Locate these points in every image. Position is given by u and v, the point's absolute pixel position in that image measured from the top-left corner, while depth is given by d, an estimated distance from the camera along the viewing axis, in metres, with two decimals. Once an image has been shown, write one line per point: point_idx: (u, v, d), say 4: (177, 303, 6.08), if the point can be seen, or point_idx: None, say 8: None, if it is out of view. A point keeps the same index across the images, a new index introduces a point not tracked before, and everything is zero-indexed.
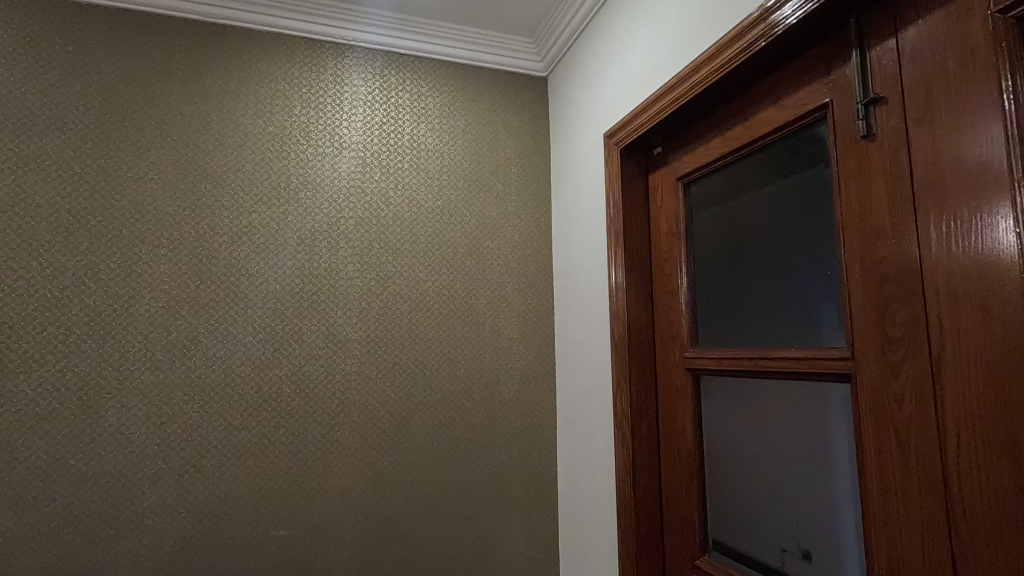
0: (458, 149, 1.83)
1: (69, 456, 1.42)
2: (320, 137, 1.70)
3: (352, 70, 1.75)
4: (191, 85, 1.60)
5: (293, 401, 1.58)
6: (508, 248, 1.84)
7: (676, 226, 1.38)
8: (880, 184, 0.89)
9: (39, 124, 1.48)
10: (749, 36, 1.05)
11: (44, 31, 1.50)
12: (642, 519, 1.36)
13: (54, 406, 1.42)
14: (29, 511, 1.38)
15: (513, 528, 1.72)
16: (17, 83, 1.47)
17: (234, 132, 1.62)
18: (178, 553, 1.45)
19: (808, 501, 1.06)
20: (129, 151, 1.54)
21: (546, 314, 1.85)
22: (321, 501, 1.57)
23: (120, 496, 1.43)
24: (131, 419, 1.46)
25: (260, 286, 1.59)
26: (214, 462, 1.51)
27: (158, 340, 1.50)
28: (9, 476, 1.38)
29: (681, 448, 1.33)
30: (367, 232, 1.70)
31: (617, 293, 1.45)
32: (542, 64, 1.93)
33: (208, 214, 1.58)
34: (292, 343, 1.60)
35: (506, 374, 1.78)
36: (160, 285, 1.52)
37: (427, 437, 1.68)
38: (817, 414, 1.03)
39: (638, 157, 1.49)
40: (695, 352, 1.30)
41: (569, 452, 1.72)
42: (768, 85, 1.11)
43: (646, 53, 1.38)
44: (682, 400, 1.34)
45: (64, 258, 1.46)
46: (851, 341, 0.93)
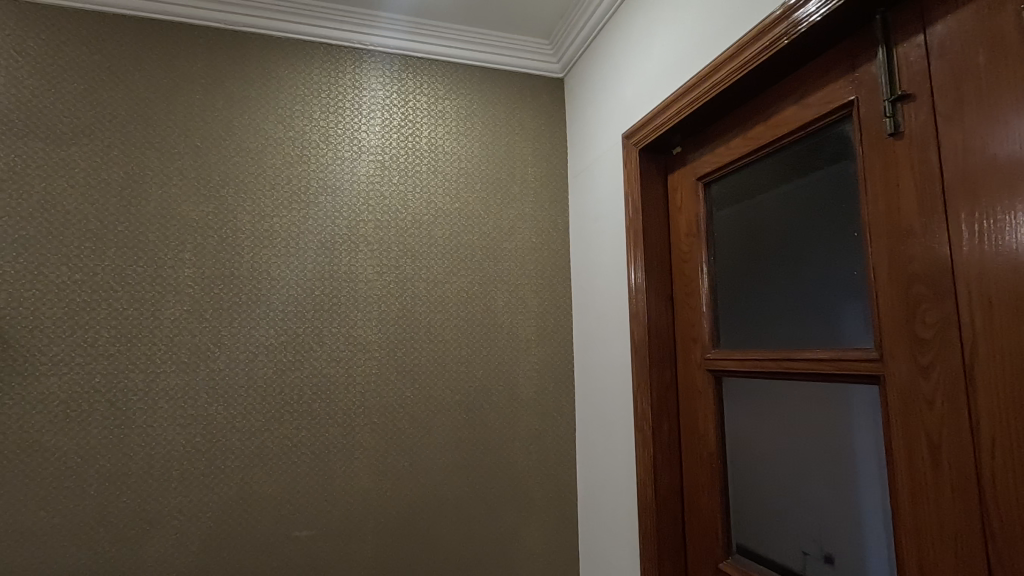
0: (476, 151, 1.83)
1: (98, 457, 1.45)
2: (339, 141, 1.71)
3: (370, 75, 1.77)
4: (214, 91, 1.63)
5: (315, 403, 1.60)
6: (526, 250, 1.84)
7: (697, 226, 1.37)
8: (908, 182, 0.87)
9: (67, 132, 1.51)
10: (771, 34, 1.03)
11: (72, 41, 1.54)
12: (664, 522, 1.35)
13: (84, 407, 1.45)
14: (61, 509, 1.41)
15: (531, 529, 1.72)
16: (46, 92, 1.51)
17: (256, 137, 1.65)
18: (203, 552, 1.48)
19: (834, 503, 1.04)
20: (154, 157, 1.57)
21: (564, 315, 1.84)
22: (342, 502, 1.58)
23: (146, 496, 1.46)
24: (157, 420, 1.49)
25: (282, 288, 1.61)
26: (237, 462, 1.53)
27: (183, 343, 1.53)
28: (41, 475, 1.41)
29: (703, 450, 1.32)
30: (386, 235, 1.71)
31: (637, 294, 1.45)
32: (558, 65, 1.93)
33: (231, 219, 1.60)
34: (313, 345, 1.62)
35: (524, 376, 1.78)
36: (185, 288, 1.55)
37: (446, 438, 1.68)
38: (844, 415, 1.01)
39: (657, 157, 1.49)
40: (717, 353, 1.29)
41: (588, 454, 1.72)
42: (791, 83, 1.10)
43: (665, 52, 1.38)
44: (704, 402, 1.32)
45: (92, 262, 1.50)
46: (879, 342, 0.92)
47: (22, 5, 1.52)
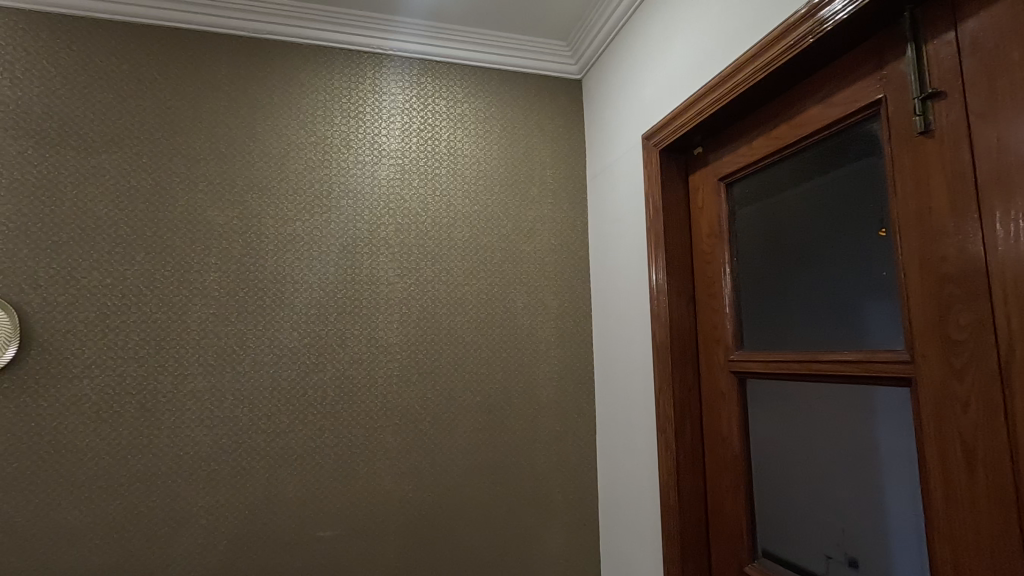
0: (494, 153, 1.84)
1: (128, 458, 1.48)
2: (360, 145, 1.73)
3: (390, 79, 1.78)
4: (238, 98, 1.66)
5: (338, 404, 1.62)
6: (545, 252, 1.84)
7: (719, 226, 1.36)
8: (939, 181, 0.86)
9: (97, 140, 1.55)
10: (795, 33, 1.02)
11: (101, 51, 1.58)
12: (687, 525, 1.34)
13: (115, 408, 1.49)
14: (94, 509, 1.45)
15: (553, 531, 1.72)
16: (77, 102, 1.55)
17: (279, 143, 1.67)
18: (231, 552, 1.50)
19: (863, 506, 1.03)
20: (180, 163, 1.60)
21: (584, 316, 1.84)
22: (366, 503, 1.60)
23: (175, 496, 1.49)
24: (185, 421, 1.52)
25: (305, 292, 1.63)
26: (263, 463, 1.55)
27: (210, 346, 1.56)
28: (75, 475, 1.45)
29: (726, 452, 1.31)
30: (407, 238, 1.73)
31: (658, 295, 1.44)
32: (576, 67, 1.93)
33: (255, 223, 1.63)
34: (335, 347, 1.64)
35: (544, 377, 1.78)
36: (210, 292, 1.58)
37: (467, 440, 1.69)
38: (873, 417, 1.00)
39: (677, 157, 1.48)
40: (741, 355, 1.28)
41: (609, 456, 1.71)
42: (815, 82, 1.08)
43: (685, 53, 1.37)
44: (727, 404, 1.31)
45: (122, 267, 1.53)
46: (909, 344, 0.90)
47: (54, 17, 1.56)
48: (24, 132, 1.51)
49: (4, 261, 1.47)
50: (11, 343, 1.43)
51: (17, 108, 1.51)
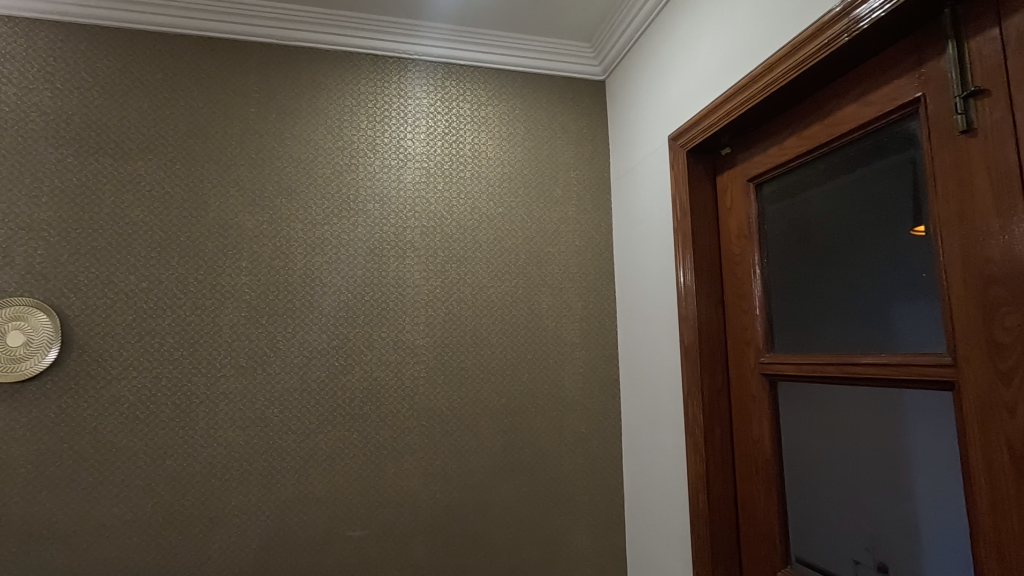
0: (518, 155, 1.85)
1: (165, 457, 1.52)
2: (386, 149, 1.75)
3: (415, 83, 1.80)
4: (267, 105, 1.69)
5: (366, 406, 1.63)
6: (570, 253, 1.84)
7: (749, 227, 1.35)
8: (983, 181, 0.84)
9: (134, 147, 1.59)
10: (829, 33, 1.01)
11: (136, 61, 1.62)
12: (718, 529, 1.33)
13: (151, 409, 1.52)
14: (132, 507, 1.49)
15: (579, 533, 1.72)
16: (114, 111, 1.59)
17: (307, 148, 1.70)
18: (263, 550, 1.53)
19: (900, 511, 1.01)
20: (213, 169, 1.63)
21: (609, 318, 1.84)
22: (394, 503, 1.61)
23: (209, 495, 1.52)
24: (218, 422, 1.55)
25: (332, 294, 1.66)
26: (294, 463, 1.58)
27: (241, 348, 1.59)
28: (114, 473, 1.49)
29: (758, 456, 1.29)
30: (433, 241, 1.74)
31: (686, 297, 1.43)
32: (599, 68, 1.93)
33: (284, 227, 1.65)
34: (363, 349, 1.66)
35: (570, 379, 1.78)
36: (242, 295, 1.61)
37: (493, 441, 1.70)
38: (909, 421, 0.98)
39: (705, 158, 1.47)
40: (772, 357, 1.27)
41: (635, 458, 1.71)
42: (850, 81, 1.07)
43: (713, 53, 1.36)
44: (758, 406, 1.30)
45: (157, 271, 1.57)
46: (951, 347, 0.89)
47: (90, 28, 1.60)
48: (64, 140, 1.56)
49: (45, 265, 1.51)
50: (54, 345, 1.47)
51: (56, 117, 1.56)
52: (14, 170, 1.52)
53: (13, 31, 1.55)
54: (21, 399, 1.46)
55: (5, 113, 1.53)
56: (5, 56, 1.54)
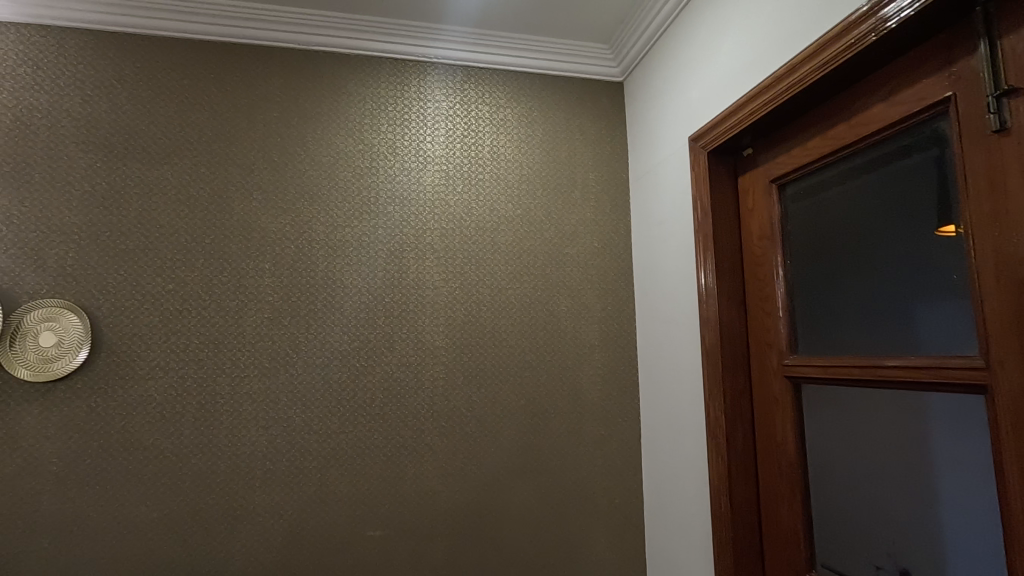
0: (536, 157, 1.85)
1: (191, 455, 1.54)
2: (406, 152, 1.77)
3: (434, 86, 1.81)
4: (289, 109, 1.72)
5: (386, 407, 1.65)
6: (588, 255, 1.84)
7: (771, 229, 1.34)
8: (1017, 181, 0.82)
9: (160, 152, 1.63)
10: (855, 32, 1.00)
11: (162, 68, 1.65)
12: (740, 533, 1.32)
13: (177, 408, 1.55)
14: (158, 505, 1.51)
15: (598, 535, 1.72)
16: (141, 116, 1.63)
17: (328, 151, 1.72)
18: (286, 549, 1.55)
19: (924, 516, 1.01)
20: (236, 172, 1.66)
21: (627, 319, 1.83)
22: (414, 503, 1.63)
23: (234, 495, 1.55)
24: (241, 422, 1.58)
25: (353, 296, 1.67)
26: (315, 463, 1.59)
27: (264, 349, 1.61)
28: (141, 471, 1.52)
29: (781, 459, 1.28)
30: (451, 242, 1.75)
31: (707, 298, 1.42)
32: (618, 69, 1.93)
33: (306, 230, 1.68)
34: (383, 350, 1.67)
35: (589, 381, 1.78)
36: (265, 296, 1.63)
37: (511, 443, 1.70)
38: (935, 426, 0.98)
39: (726, 158, 1.46)
40: (796, 359, 1.25)
41: (655, 461, 1.70)
42: (877, 80, 1.06)
43: (734, 53, 1.35)
44: (782, 409, 1.29)
45: (183, 273, 1.60)
46: (984, 350, 0.87)
47: (118, 36, 1.64)
48: (93, 145, 1.59)
49: (76, 268, 1.55)
50: (84, 345, 1.51)
51: (86, 124, 1.59)
52: (46, 175, 1.56)
53: (44, 38, 1.59)
54: (53, 398, 1.50)
55: (37, 119, 1.57)
56: (37, 64, 1.58)
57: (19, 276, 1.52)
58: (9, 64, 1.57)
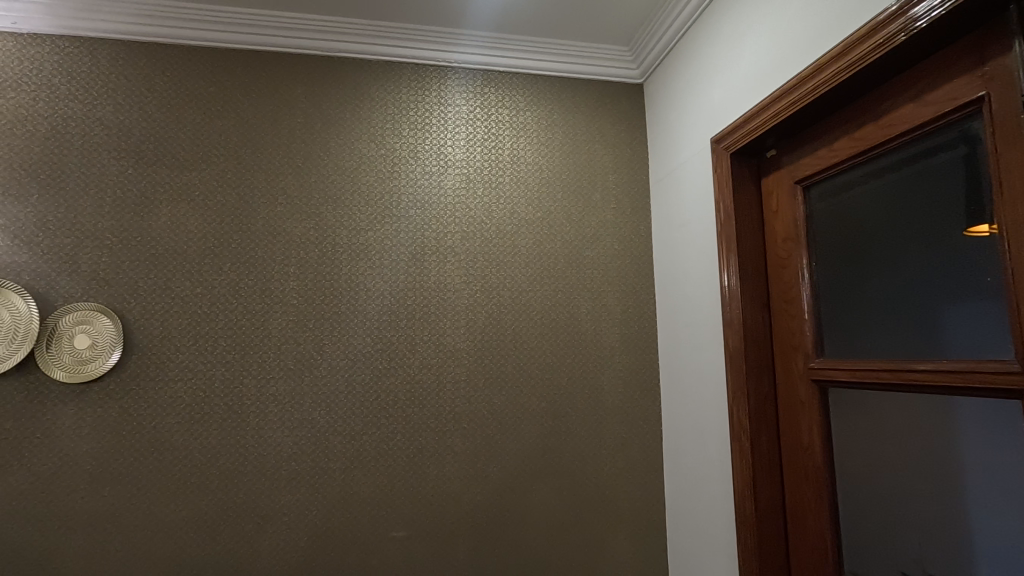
0: (556, 159, 1.86)
1: (219, 455, 1.57)
2: (427, 156, 1.78)
3: (454, 90, 1.83)
4: (313, 114, 1.74)
5: (408, 409, 1.66)
6: (609, 257, 1.84)
7: (796, 230, 1.32)
8: None
9: (189, 158, 1.66)
10: (883, 32, 0.99)
11: (190, 76, 1.69)
12: (766, 539, 1.31)
13: (205, 409, 1.58)
14: (187, 504, 1.55)
15: (620, 538, 1.71)
16: (170, 123, 1.66)
17: (351, 156, 1.74)
18: (311, 548, 1.57)
19: (954, 522, 1.00)
20: (262, 178, 1.69)
21: (648, 321, 1.83)
22: (436, 504, 1.64)
23: (260, 494, 1.57)
24: (268, 423, 1.60)
25: (376, 299, 1.69)
26: (340, 463, 1.62)
27: (290, 351, 1.64)
28: (172, 471, 1.55)
29: (807, 464, 1.27)
30: (472, 245, 1.76)
31: (730, 301, 1.42)
32: (638, 71, 1.93)
33: (330, 233, 1.70)
34: (406, 353, 1.69)
35: (610, 383, 1.78)
36: (291, 299, 1.66)
37: (533, 444, 1.71)
38: (963, 431, 0.97)
39: (749, 160, 1.45)
40: (822, 363, 1.24)
41: (677, 463, 1.69)
42: (905, 80, 1.04)
43: (757, 54, 1.34)
44: (808, 413, 1.27)
45: (210, 276, 1.63)
46: (1019, 354, 0.85)
47: (149, 45, 1.68)
48: (125, 153, 1.63)
49: (108, 272, 1.59)
50: (116, 347, 1.55)
51: (118, 132, 1.64)
52: (80, 182, 1.60)
53: (78, 49, 1.64)
54: (87, 399, 1.54)
55: (72, 128, 1.61)
56: (71, 74, 1.63)
57: (54, 280, 1.56)
58: (44, 75, 1.62)
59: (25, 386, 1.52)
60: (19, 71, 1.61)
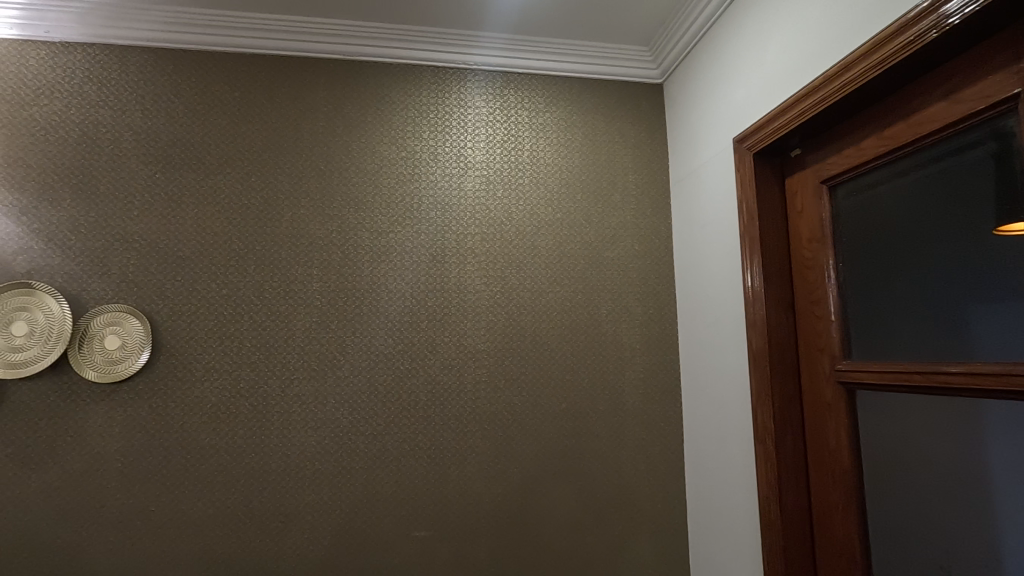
0: (576, 160, 1.85)
1: (244, 454, 1.60)
2: (447, 158, 1.79)
3: (474, 92, 1.84)
4: (335, 118, 1.76)
5: (429, 409, 1.67)
6: (629, 258, 1.83)
7: (822, 230, 1.31)
8: None
9: (214, 162, 1.69)
10: (915, 29, 0.97)
11: (216, 82, 1.72)
12: (791, 543, 1.29)
13: (231, 409, 1.61)
14: (214, 502, 1.57)
15: (641, 540, 1.70)
16: (196, 128, 1.70)
17: (373, 159, 1.76)
18: (334, 546, 1.59)
19: (982, 528, 0.98)
20: (285, 180, 1.71)
21: (669, 322, 1.82)
22: (456, 504, 1.65)
23: (285, 493, 1.59)
24: (291, 423, 1.62)
25: (397, 300, 1.71)
26: (362, 463, 1.63)
27: (313, 352, 1.66)
28: (198, 469, 1.58)
29: (834, 467, 1.25)
30: (492, 247, 1.77)
31: (754, 302, 1.40)
32: (657, 71, 1.92)
33: (351, 236, 1.72)
34: (426, 353, 1.70)
35: (630, 385, 1.77)
36: (313, 300, 1.68)
37: (553, 445, 1.71)
38: (992, 435, 0.96)
39: (772, 160, 1.44)
40: (849, 365, 1.22)
41: (698, 466, 1.68)
42: (937, 77, 1.03)
43: (781, 53, 1.33)
44: (835, 415, 1.26)
45: (235, 279, 1.66)
46: None
47: (176, 52, 1.71)
48: (153, 157, 1.67)
49: (137, 274, 1.62)
50: (145, 348, 1.58)
51: (146, 137, 1.67)
52: (110, 186, 1.64)
53: (108, 56, 1.68)
54: (117, 398, 1.57)
55: (102, 133, 1.65)
56: (101, 81, 1.67)
57: (85, 282, 1.60)
58: (76, 82, 1.66)
59: (58, 386, 1.56)
60: (52, 79, 1.65)
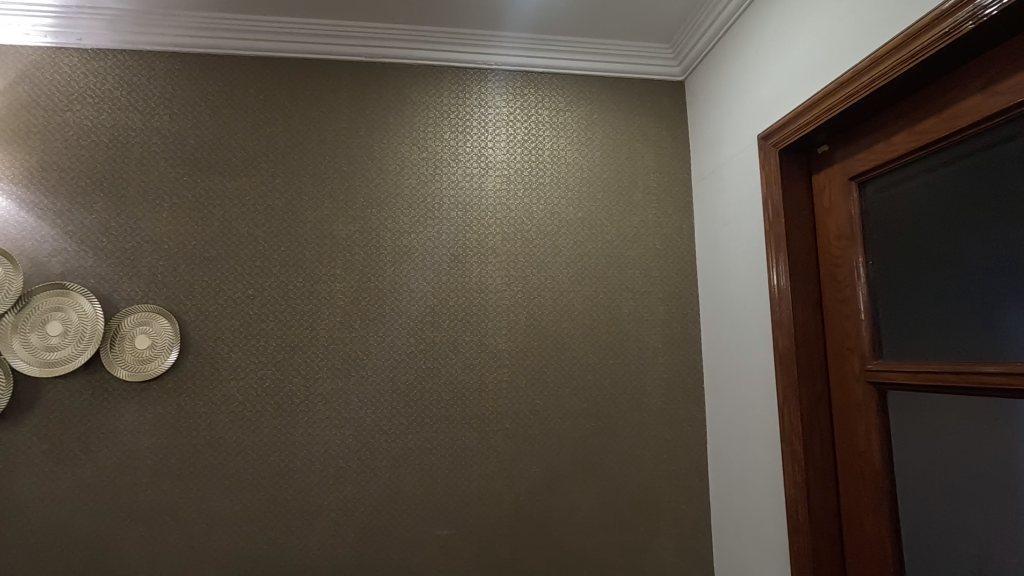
0: (597, 159, 1.85)
1: (270, 452, 1.62)
2: (468, 158, 1.80)
3: (494, 92, 1.84)
4: (357, 119, 1.78)
5: (452, 408, 1.68)
6: (650, 257, 1.82)
7: (850, 227, 1.28)
8: None
9: (240, 165, 1.72)
10: (950, 21, 0.95)
11: (241, 86, 1.75)
12: (820, 545, 1.27)
13: (257, 407, 1.63)
14: (241, 499, 1.60)
15: (665, 541, 1.69)
16: (222, 131, 1.72)
17: (394, 159, 1.77)
18: (358, 543, 1.61)
19: (1017, 532, 0.96)
20: (309, 182, 1.73)
21: (691, 322, 1.80)
22: (479, 503, 1.65)
23: (310, 490, 1.61)
24: (316, 421, 1.64)
25: (419, 300, 1.72)
26: (385, 462, 1.64)
27: (337, 351, 1.68)
28: (225, 466, 1.61)
29: (865, 468, 1.22)
30: (513, 246, 1.77)
31: (780, 301, 1.38)
32: (678, 68, 1.90)
33: (373, 236, 1.73)
34: (448, 353, 1.70)
35: (652, 384, 1.76)
36: (337, 300, 1.70)
37: (575, 445, 1.70)
38: None
39: (799, 156, 1.42)
40: (879, 365, 1.19)
41: (722, 466, 1.66)
42: (972, 71, 1.00)
43: (808, 48, 1.31)
44: (864, 416, 1.23)
45: (260, 279, 1.68)
46: None
47: (203, 57, 1.75)
48: (181, 160, 1.70)
49: (166, 275, 1.66)
50: (174, 347, 1.61)
51: (173, 141, 1.70)
52: (140, 189, 1.68)
53: (138, 62, 1.72)
54: (148, 397, 1.61)
55: (132, 137, 1.69)
56: (131, 86, 1.71)
57: (116, 283, 1.63)
58: (107, 88, 1.70)
59: (91, 384, 1.59)
60: (84, 85, 1.69)
